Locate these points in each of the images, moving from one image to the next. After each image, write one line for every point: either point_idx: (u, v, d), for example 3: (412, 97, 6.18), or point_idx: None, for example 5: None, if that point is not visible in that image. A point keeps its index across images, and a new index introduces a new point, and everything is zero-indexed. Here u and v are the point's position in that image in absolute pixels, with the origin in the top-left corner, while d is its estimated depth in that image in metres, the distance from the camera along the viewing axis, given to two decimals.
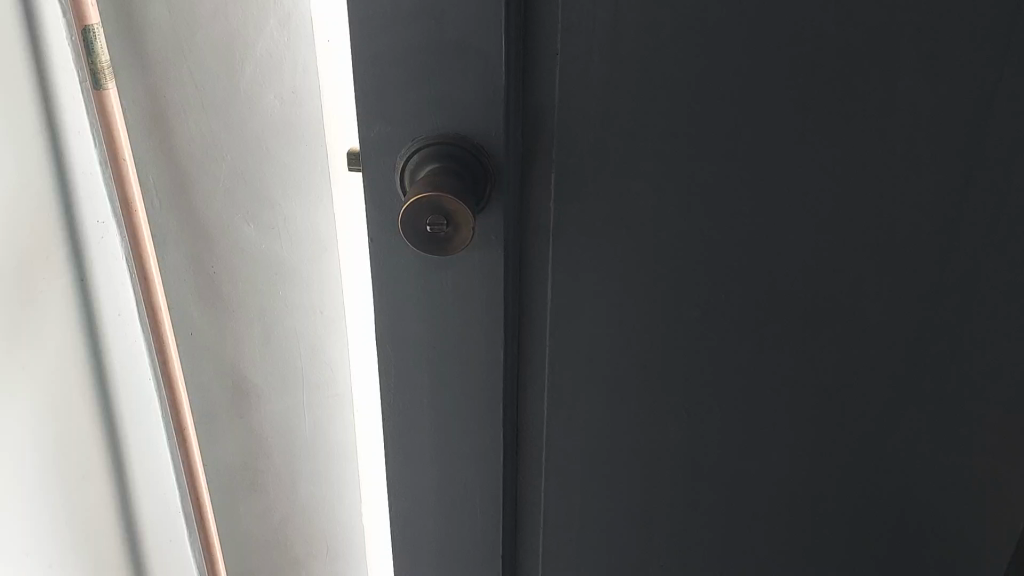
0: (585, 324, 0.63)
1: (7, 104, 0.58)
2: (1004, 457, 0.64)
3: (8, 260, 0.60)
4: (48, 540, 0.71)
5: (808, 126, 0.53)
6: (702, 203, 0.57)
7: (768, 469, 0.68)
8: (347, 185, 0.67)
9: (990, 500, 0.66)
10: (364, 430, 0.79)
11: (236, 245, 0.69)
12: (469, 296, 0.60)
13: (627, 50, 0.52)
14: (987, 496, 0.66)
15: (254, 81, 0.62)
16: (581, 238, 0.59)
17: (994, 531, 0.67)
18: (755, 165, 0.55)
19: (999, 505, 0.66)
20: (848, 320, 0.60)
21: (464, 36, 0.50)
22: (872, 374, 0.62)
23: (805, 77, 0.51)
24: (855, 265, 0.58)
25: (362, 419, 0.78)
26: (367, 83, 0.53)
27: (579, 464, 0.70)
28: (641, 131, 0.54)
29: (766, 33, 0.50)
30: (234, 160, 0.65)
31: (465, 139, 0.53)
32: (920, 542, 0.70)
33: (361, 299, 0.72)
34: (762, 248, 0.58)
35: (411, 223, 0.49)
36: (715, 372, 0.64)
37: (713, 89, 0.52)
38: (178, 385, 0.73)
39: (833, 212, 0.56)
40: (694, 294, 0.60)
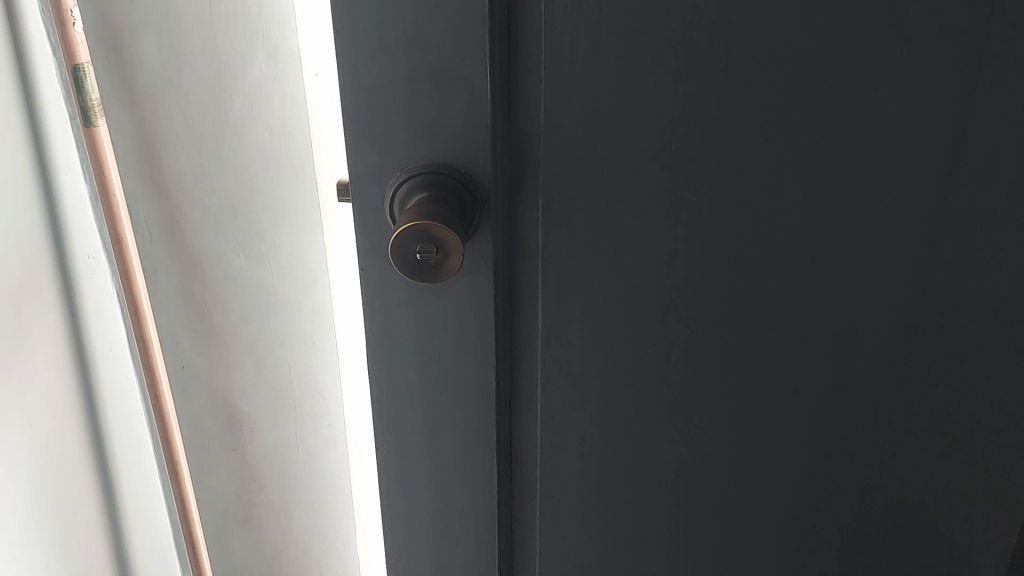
0: (576, 348, 0.63)
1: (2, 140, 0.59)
2: (993, 456, 0.65)
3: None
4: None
5: (791, 147, 0.54)
6: (687, 225, 0.57)
7: (762, 487, 0.68)
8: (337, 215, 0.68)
9: (978, 501, 0.67)
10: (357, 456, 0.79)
11: (227, 276, 0.69)
12: (461, 321, 0.60)
13: (610, 77, 0.53)
14: (979, 496, 0.67)
15: (243, 113, 0.62)
16: (570, 263, 0.59)
17: (987, 530, 0.69)
18: (740, 185, 0.56)
19: (988, 503, 0.67)
20: (836, 336, 0.61)
21: (449, 65, 0.51)
22: (861, 389, 0.63)
23: (786, 98, 0.52)
24: (841, 281, 0.59)
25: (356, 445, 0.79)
26: (355, 114, 0.53)
27: (574, 488, 0.70)
28: (626, 155, 0.55)
29: (745, 57, 0.51)
30: (224, 192, 0.66)
31: (453, 168, 0.54)
32: (915, 550, 0.70)
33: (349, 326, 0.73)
34: (749, 268, 0.59)
35: (401, 250, 0.50)
36: (706, 392, 0.64)
37: (694, 112, 0.53)
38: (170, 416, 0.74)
39: (818, 229, 0.57)
40: (684, 315, 0.61)
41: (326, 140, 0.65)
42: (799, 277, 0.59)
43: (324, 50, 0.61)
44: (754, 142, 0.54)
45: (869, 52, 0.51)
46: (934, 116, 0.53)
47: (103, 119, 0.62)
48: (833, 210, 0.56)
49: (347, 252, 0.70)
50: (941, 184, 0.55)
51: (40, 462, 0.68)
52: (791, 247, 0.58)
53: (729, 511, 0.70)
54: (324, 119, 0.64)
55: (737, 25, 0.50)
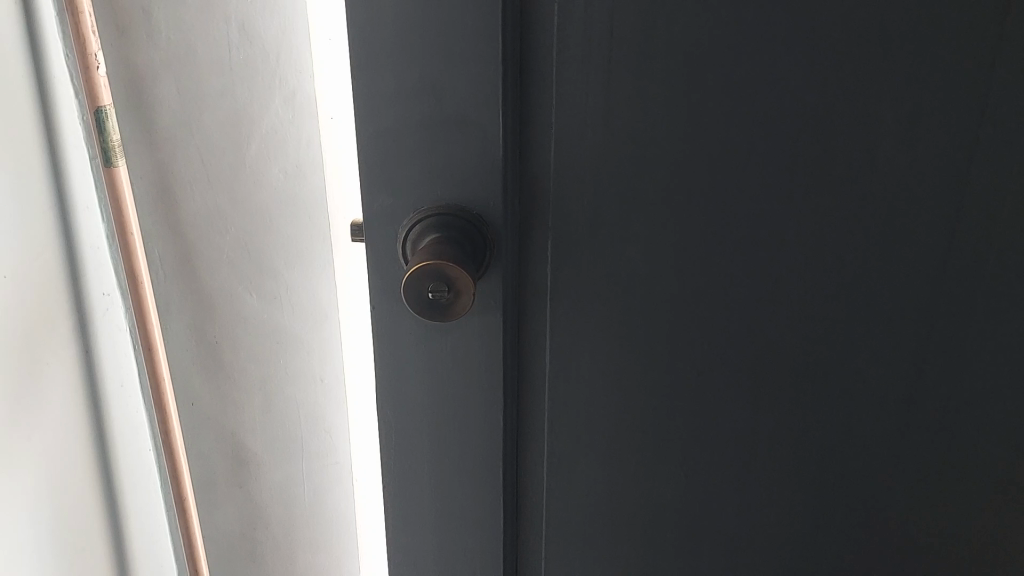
0: (583, 387, 0.64)
1: (25, 179, 0.61)
2: (995, 495, 0.67)
3: (16, 332, 0.61)
4: None
5: (794, 191, 0.56)
6: (693, 266, 0.58)
7: (767, 526, 0.69)
8: (350, 255, 0.69)
9: (980, 534, 0.68)
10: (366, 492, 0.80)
11: (238, 314, 0.70)
12: (470, 359, 0.61)
13: (619, 122, 0.54)
14: (982, 533, 0.68)
15: (259, 155, 0.64)
16: (578, 302, 0.60)
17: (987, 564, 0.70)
18: (745, 229, 0.57)
19: (990, 536, 0.68)
20: (839, 376, 0.62)
21: (463, 109, 0.53)
22: (865, 429, 0.64)
23: (789, 143, 0.54)
24: (845, 323, 0.60)
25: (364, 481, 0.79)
26: (371, 156, 0.55)
27: (579, 528, 0.70)
28: (634, 198, 0.56)
29: (751, 103, 0.53)
30: (238, 231, 0.67)
31: (465, 210, 0.56)
32: None
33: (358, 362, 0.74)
34: (754, 309, 0.60)
35: (414, 289, 0.51)
36: (712, 432, 0.65)
37: (701, 156, 0.55)
38: (178, 449, 0.74)
39: (821, 273, 0.58)
40: (690, 355, 0.62)
41: (341, 181, 0.66)
42: (802, 320, 0.60)
43: (341, 92, 0.63)
44: (758, 186, 0.55)
45: (870, 100, 0.53)
46: (933, 161, 0.54)
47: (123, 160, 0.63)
48: (836, 254, 0.57)
49: (360, 290, 0.71)
50: (942, 229, 0.57)
51: (49, 501, 0.69)
52: (794, 289, 0.59)
53: (733, 551, 0.70)
54: (341, 162, 0.65)
55: (744, 73, 0.52)
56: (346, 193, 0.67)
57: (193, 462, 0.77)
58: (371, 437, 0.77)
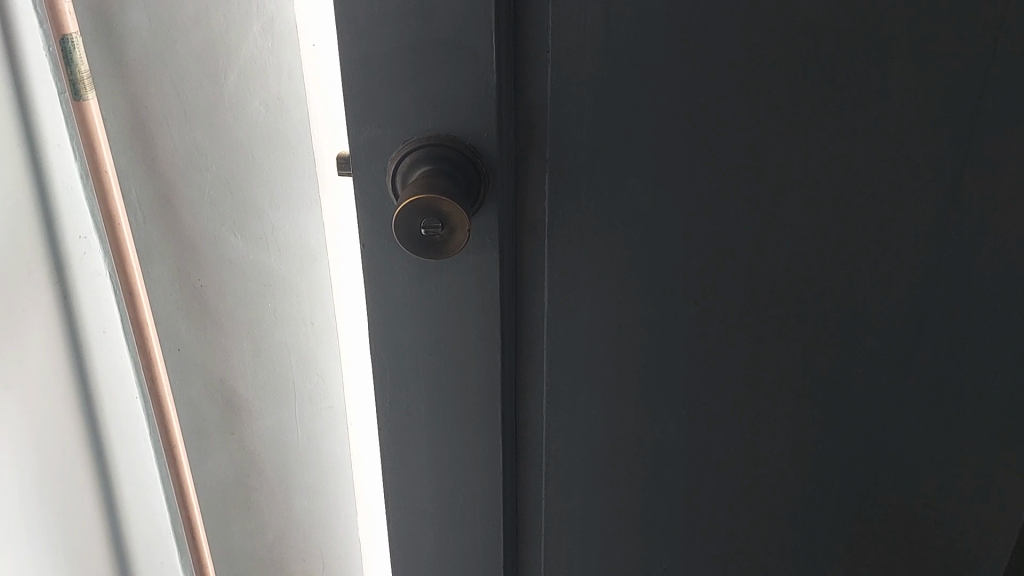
0: (583, 326, 0.61)
1: None
2: (1003, 442, 0.63)
3: None
4: (43, 550, 0.71)
5: (804, 119, 0.52)
6: (698, 199, 0.56)
7: (773, 465, 0.67)
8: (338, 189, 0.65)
9: (988, 486, 0.65)
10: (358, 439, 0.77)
11: (223, 256, 0.67)
12: (465, 299, 0.59)
13: (618, 45, 0.51)
14: (987, 484, 0.65)
15: (239, 87, 0.60)
16: (576, 238, 0.58)
17: (995, 520, 0.66)
18: (753, 159, 0.54)
19: (997, 487, 0.65)
20: (848, 315, 0.59)
21: (452, 34, 0.49)
22: (872, 368, 0.62)
23: (800, 67, 0.51)
24: (854, 260, 0.57)
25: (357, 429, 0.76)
26: (356, 85, 0.51)
27: (581, 470, 0.68)
28: (634, 126, 0.53)
29: (758, 23, 0.49)
30: (219, 170, 0.64)
31: (457, 140, 0.52)
32: (915, 535, 0.68)
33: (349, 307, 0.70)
34: (761, 243, 0.57)
35: (406, 225, 0.49)
36: (716, 370, 0.63)
37: (705, 81, 0.51)
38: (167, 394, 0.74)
39: (832, 206, 0.55)
40: (693, 290, 0.59)
41: (329, 112, 0.62)
42: (811, 255, 0.57)
43: (323, 16, 0.58)
44: (767, 114, 0.52)
45: (888, 20, 0.49)
46: (952, 86, 0.50)
47: (94, 93, 0.61)
48: (848, 187, 0.54)
49: (349, 233, 0.67)
50: (957, 163, 0.53)
51: (34, 446, 0.67)
52: (804, 223, 0.56)
53: (737, 493, 0.69)
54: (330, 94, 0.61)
55: None
56: (334, 127, 0.63)
57: (180, 410, 0.75)
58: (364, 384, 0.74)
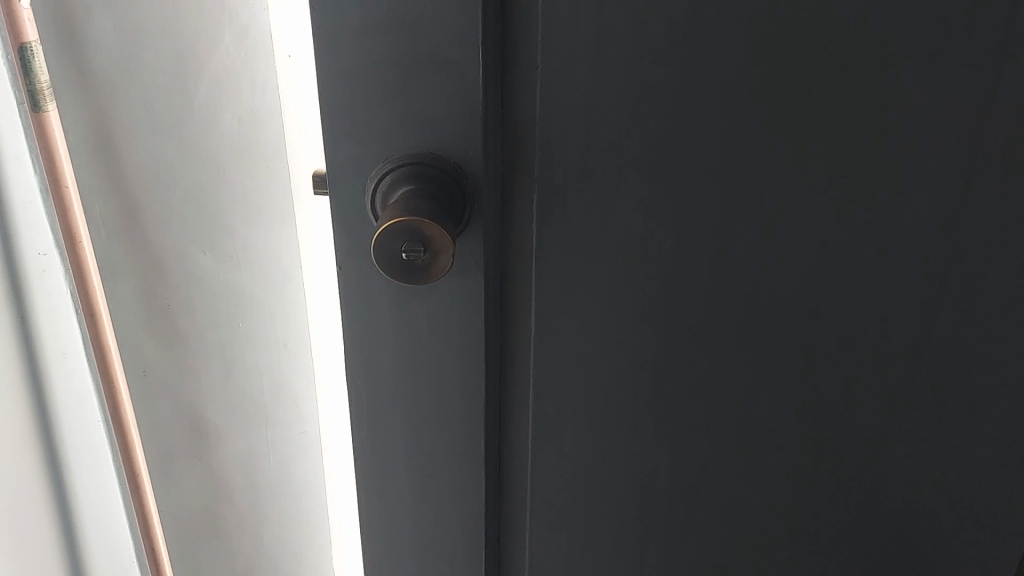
0: (571, 352, 0.59)
1: None
2: (1001, 466, 0.62)
3: None
4: None
5: (805, 139, 0.50)
6: (695, 221, 0.53)
7: (766, 494, 0.65)
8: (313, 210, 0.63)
9: (986, 506, 0.64)
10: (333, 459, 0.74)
11: (190, 276, 0.64)
12: (448, 322, 0.56)
13: (612, 61, 0.48)
14: (983, 506, 0.64)
15: (209, 100, 0.57)
16: (565, 261, 0.55)
17: (989, 539, 0.66)
18: (752, 179, 0.51)
19: (992, 509, 0.64)
20: (847, 341, 0.57)
21: (438, 46, 0.46)
22: (869, 395, 0.60)
23: (802, 85, 0.48)
24: (855, 284, 0.55)
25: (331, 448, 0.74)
26: (334, 100, 0.48)
27: (567, 498, 0.66)
28: (628, 145, 0.51)
29: (760, 39, 0.47)
30: (188, 185, 0.60)
31: (442, 158, 0.50)
32: (910, 558, 0.67)
33: (325, 326, 0.68)
34: (758, 266, 0.54)
35: (386, 250, 0.46)
36: (709, 397, 0.60)
37: (704, 99, 0.49)
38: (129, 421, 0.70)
39: (832, 229, 0.53)
40: (687, 316, 0.57)
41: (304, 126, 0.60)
42: (810, 280, 0.55)
43: (299, 26, 0.56)
44: (767, 133, 0.50)
45: (893, 36, 0.47)
46: (958, 105, 0.49)
47: (54, 104, 0.57)
48: (849, 210, 0.52)
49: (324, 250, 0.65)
50: (959, 185, 0.51)
51: None
52: (803, 246, 0.54)
53: (729, 522, 0.66)
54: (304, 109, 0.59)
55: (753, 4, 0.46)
56: (308, 136, 0.60)
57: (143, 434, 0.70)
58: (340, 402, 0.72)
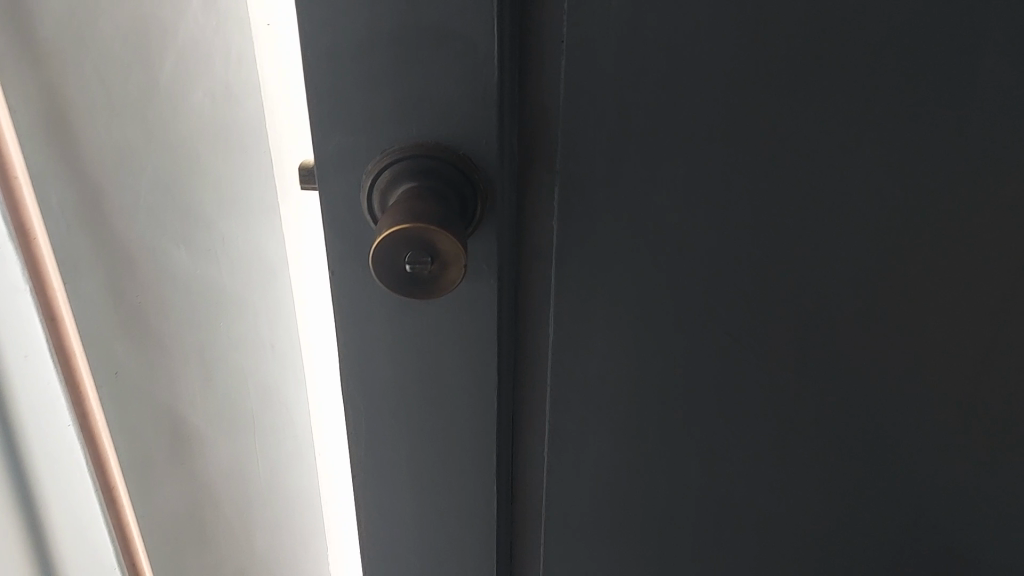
0: (594, 360, 0.52)
1: None
2: None
3: None
4: None
5: (871, 122, 0.43)
6: (739, 216, 0.46)
7: (803, 505, 0.59)
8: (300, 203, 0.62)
9: None
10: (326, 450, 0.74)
11: (163, 272, 0.57)
12: (457, 333, 0.49)
13: (650, 35, 0.40)
14: None
15: (175, 74, 0.52)
16: (589, 260, 0.48)
17: None
18: (808, 168, 0.44)
19: None
20: (902, 349, 0.51)
21: (446, 19, 0.39)
22: (924, 409, 0.53)
23: (871, 60, 0.41)
24: (914, 287, 0.49)
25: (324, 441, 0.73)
26: (323, 83, 0.41)
27: (584, 509, 0.60)
28: (665, 132, 0.43)
29: (825, 6, 0.40)
30: (156, 172, 0.53)
31: (450, 148, 0.42)
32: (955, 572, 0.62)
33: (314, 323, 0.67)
34: (809, 265, 0.48)
35: (387, 260, 0.39)
36: (747, 407, 0.54)
37: (756, 78, 0.42)
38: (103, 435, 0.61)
39: (894, 224, 0.46)
40: (725, 320, 0.50)
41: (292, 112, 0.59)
42: (866, 282, 0.48)
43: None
44: (828, 116, 0.43)
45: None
46: None
47: None
48: (914, 201, 0.46)
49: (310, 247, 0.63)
50: None
51: None
52: (860, 245, 0.47)
53: (761, 533, 0.61)
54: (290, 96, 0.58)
55: None
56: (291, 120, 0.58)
57: None
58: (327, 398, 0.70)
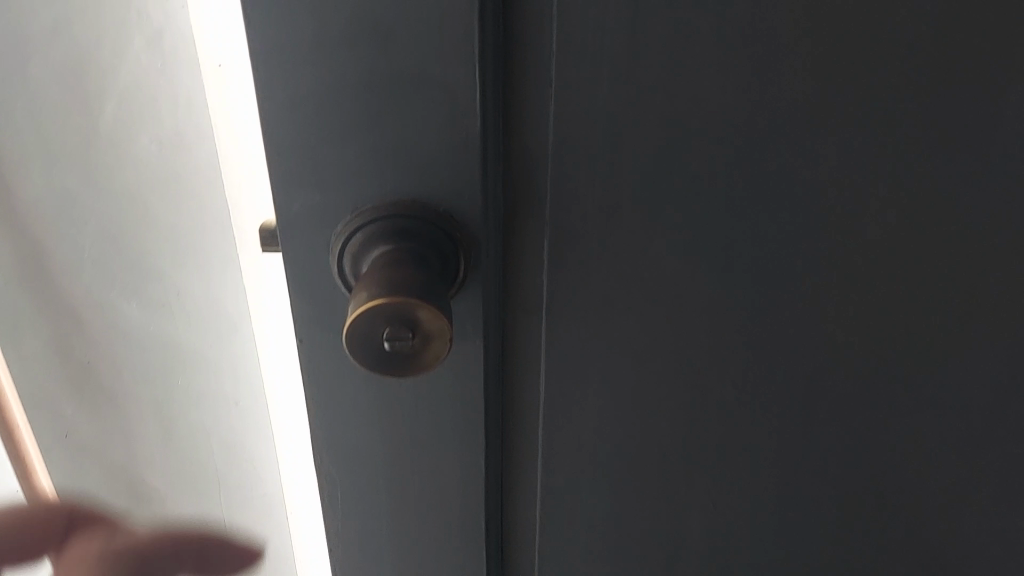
0: (588, 416, 0.48)
1: None
2: None
3: None
4: None
5: (884, 160, 0.40)
6: (745, 266, 0.42)
7: (810, 549, 0.56)
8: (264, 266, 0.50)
9: None
10: (302, 540, 0.64)
11: (113, 328, 0.53)
12: (440, 398, 0.45)
13: (647, 76, 0.36)
14: None
15: (119, 120, 0.45)
16: (581, 315, 0.44)
17: None
18: (818, 213, 0.41)
19: None
20: (909, 393, 0.48)
21: (422, 66, 0.34)
22: (936, 450, 0.50)
23: (883, 94, 0.38)
24: (928, 329, 0.45)
25: (300, 530, 0.64)
26: (285, 140, 0.36)
27: (578, 564, 0.56)
28: (664, 180, 0.39)
29: (835, 40, 0.36)
30: (103, 227, 0.48)
31: (428, 206, 0.38)
32: None
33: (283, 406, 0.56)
34: (818, 313, 0.44)
35: (361, 339, 0.35)
36: (750, 457, 0.50)
37: (762, 119, 0.38)
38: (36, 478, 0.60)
39: (905, 267, 0.43)
40: (729, 372, 0.46)
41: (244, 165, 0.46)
42: (878, 325, 0.45)
43: (223, 14, 0.41)
44: (839, 155, 0.39)
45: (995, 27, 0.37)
46: None
47: None
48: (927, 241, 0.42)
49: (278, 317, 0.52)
50: None
51: None
52: (873, 289, 0.44)
53: None
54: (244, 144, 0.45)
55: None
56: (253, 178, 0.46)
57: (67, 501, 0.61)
58: (304, 483, 0.60)
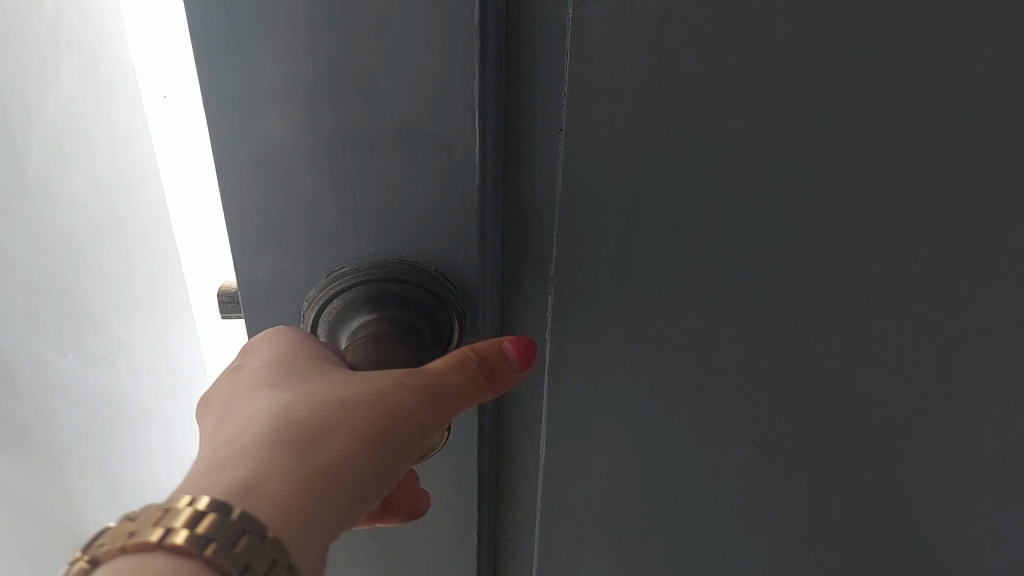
0: (593, 479, 0.43)
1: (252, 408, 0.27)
2: None
3: None
4: None
5: (941, 234, 0.34)
6: (777, 335, 0.37)
7: None
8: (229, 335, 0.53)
9: None
10: None
11: (51, 380, 0.50)
12: (428, 472, 0.40)
13: (673, 122, 0.31)
14: None
15: (47, 161, 0.42)
16: (589, 375, 0.39)
17: None
18: (863, 288, 0.35)
19: None
20: (955, 485, 0.42)
21: (411, 115, 0.29)
22: (978, 542, 0.45)
23: (948, 155, 0.32)
24: (977, 415, 0.39)
25: None
26: (250, 201, 0.31)
27: None
28: (690, 236, 0.34)
29: (893, 95, 0.30)
30: (30, 278, 0.45)
31: (416, 266, 0.32)
32: None
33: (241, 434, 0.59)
34: (854, 393, 0.39)
35: None
36: (770, 536, 0.45)
37: (804, 179, 0.32)
38: None
39: (963, 349, 0.37)
40: (752, 443, 0.41)
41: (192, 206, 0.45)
42: (924, 410, 0.39)
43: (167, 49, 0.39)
44: (890, 223, 0.33)
45: None
46: None
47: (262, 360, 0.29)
48: (990, 323, 0.36)
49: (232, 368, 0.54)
50: None
51: None
52: (920, 372, 0.38)
53: None
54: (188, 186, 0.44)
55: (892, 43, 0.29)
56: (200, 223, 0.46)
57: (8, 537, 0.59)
58: None
